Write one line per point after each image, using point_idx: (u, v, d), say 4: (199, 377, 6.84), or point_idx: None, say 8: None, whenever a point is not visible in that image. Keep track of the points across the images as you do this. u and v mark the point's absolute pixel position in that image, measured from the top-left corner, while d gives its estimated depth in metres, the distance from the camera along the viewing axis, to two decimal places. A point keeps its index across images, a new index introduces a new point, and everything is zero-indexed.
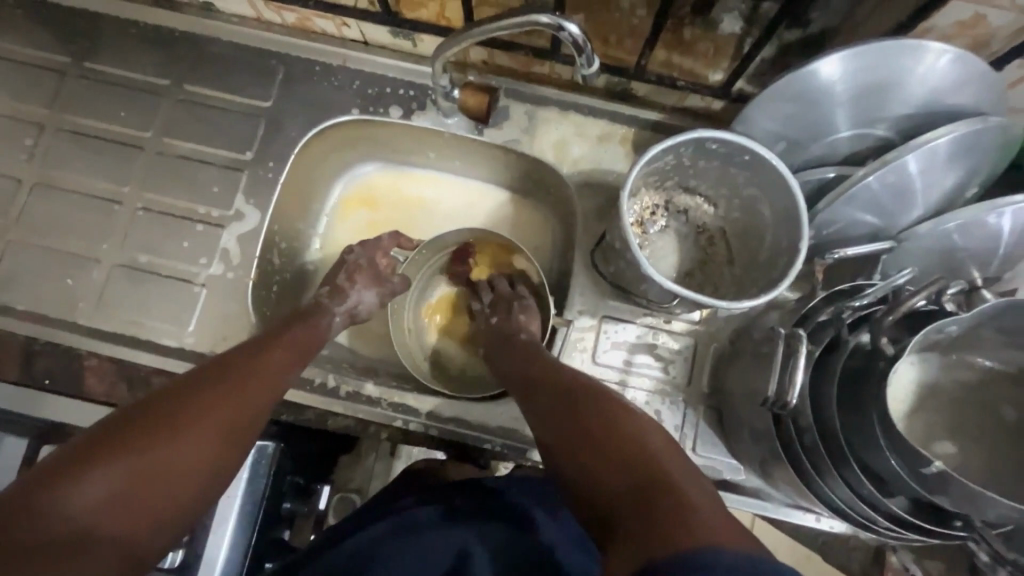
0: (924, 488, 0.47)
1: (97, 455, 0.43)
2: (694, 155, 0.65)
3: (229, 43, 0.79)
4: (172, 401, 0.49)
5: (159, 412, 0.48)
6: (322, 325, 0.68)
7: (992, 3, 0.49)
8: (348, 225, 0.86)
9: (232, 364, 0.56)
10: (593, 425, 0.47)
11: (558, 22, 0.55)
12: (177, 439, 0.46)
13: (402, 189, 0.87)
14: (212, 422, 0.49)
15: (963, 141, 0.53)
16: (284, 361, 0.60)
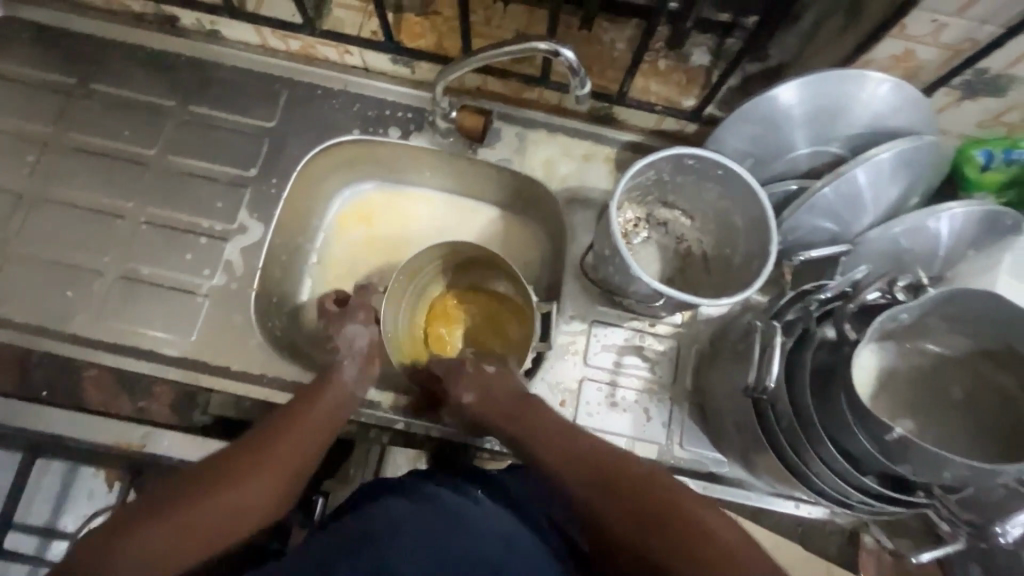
0: (888, 458, 0.53)
1: (143, 517, 0.51)
2: (673, 171, 0.71)
3: (235, 68, 0.83)
4: (215, 471, 0.56)
5: (203, 479, 0.55)
6: (344, 374, 0.68)
7: (920, 40, 0.57)
8: (344, 239, 0.88)
9: (273, 429, 0.61)
10: (664, 515, 0.53)
11: (555, 48, 0.62)
12: (213, 503, 0.54)
13: (396, 206, 0.90)
14: (249, 493, 0.56)
15: (903, 156, 0.61)
16: (320, 426, 0.63)
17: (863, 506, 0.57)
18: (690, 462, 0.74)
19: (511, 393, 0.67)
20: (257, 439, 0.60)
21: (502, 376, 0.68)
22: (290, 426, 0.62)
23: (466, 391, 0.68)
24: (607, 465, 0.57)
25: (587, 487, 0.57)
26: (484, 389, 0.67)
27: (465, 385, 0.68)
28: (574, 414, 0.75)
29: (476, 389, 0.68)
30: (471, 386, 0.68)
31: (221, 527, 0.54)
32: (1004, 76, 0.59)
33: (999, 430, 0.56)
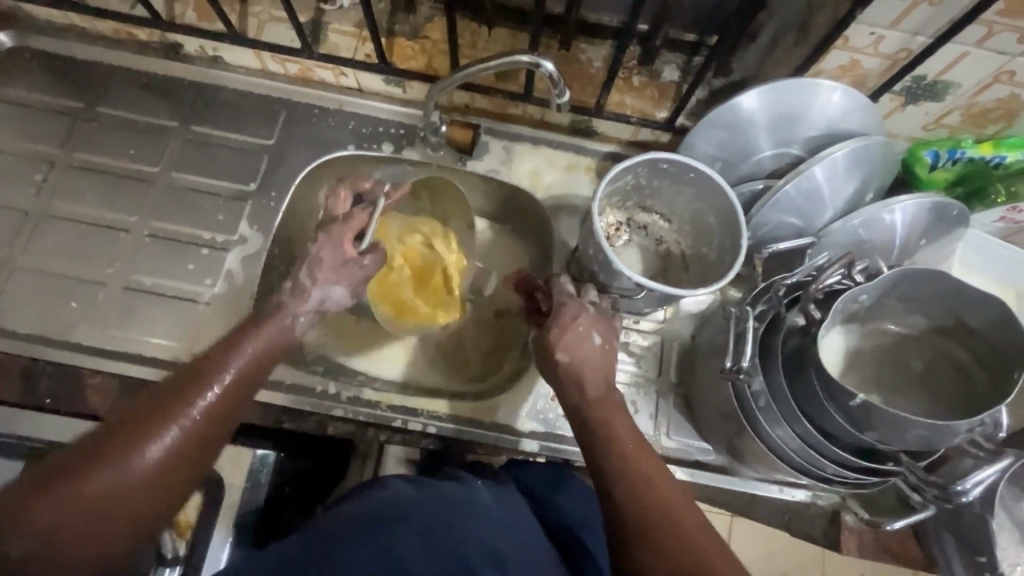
0: (856, 427, 0.57)
1: (42, 486, 0.46)
2: (650, 175, 0.77)
3: (235, 90, 0.88)
4: (122, 426, 0.49)
5: (105, 435, 0.49)
6: (282, 320, 0.62)
7: (863, 50, 0.64)
8: None
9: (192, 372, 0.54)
10: (670, 524, 0.53)
11: (536, 60, 0.67)
12: (115, 461, 0.47)
13: None
14: (172, 444, 0.50)
15: (855, 154, 0.67)
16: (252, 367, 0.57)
17: (837, 477, 0.61)
18: (678, 451, 0.77)
19: (589, 379, 0.62)
20: (175, 383, 0.53)
21: (605, 355, 0.64)
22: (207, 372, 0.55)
23: (562, 350, 0.63)
24: (636, 469, 0.56)
25: (614, 511, 0.55)
26: (581, 356, 0.63)
27: (566, 343, 0.63)
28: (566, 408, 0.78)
29: (571, 352, 0.63)
30: (569, 347, 0.63)
31: (139, 486, 0.48)
32: (940, 81, 0.66)
33: (955, 399, 0.61)
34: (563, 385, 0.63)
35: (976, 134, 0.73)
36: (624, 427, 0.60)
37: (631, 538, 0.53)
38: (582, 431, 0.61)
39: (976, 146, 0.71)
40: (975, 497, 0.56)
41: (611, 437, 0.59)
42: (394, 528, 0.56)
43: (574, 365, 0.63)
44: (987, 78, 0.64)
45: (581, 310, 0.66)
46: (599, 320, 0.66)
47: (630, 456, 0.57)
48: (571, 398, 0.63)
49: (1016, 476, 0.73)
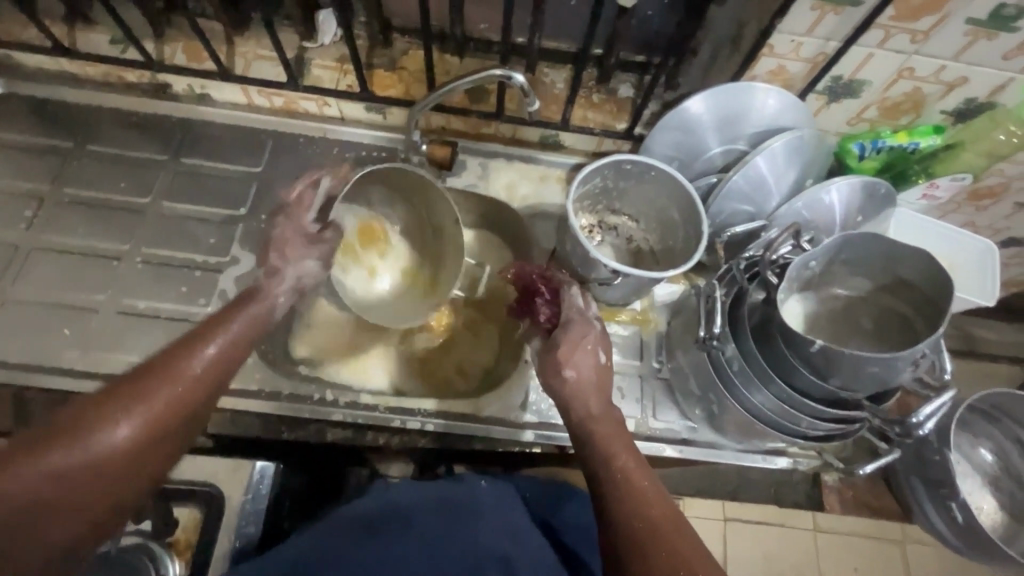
0: (819, 376, 0.62)
1: (37, 446, 0.50)
2: (615, 176, 0.84)
3: (224, 124, 0.93)
4: (116, 392, 0.55)
5: (95, 402, 0.54)
6: (263, 311, 0.69)
7: (787, 57, 0.74)
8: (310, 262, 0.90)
9: (168, 360, 0.59)
10: (656, 536, 0.54)
11: (508, 73, 0.74)
12: (107, 422, 0.53)
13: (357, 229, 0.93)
14: (158, 406, 0.56)
15: (792, 144, 0.77)
16: (226, 353, 0.63)
17: (810, 429, 0.67)
18: (665, 431, 0.81)
19: (587, 401, 0.65)
20: (160, 358, 0.59)
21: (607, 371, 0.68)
22: (188, 351, 0.60)
23: (569, 366, 0.66)
24: (632, 481, 0.58)
25: (610, 534, 0.56)
26: (587, 367, 0.66)
27: (568, 358, 0.66)
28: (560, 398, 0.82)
29: (580, 368, 0.66)
30: (574, 363, 0.66)
31: (113, 459, 0.52)
32: (854, 80, 0.76)
33: (903, 346, 0.68)
34: (567, 399, 0.65)
35: (893, 126, 0.83)
36: (622, 448, 0.61)
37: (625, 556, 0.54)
38: (582, 450, 0.63)
39: (894, 135, 0.82)
40: (930, 429, 0.62)
41: (608, 458, 0.61)
42: (391, 532, 0.60)
43: (580, 381, 0.66)
44: (892, 74, 0.75)
45: (588, 328, 0.69)
46: (602, 337, 0.69)
47: (626, 478, 0.59)
48: (577, 411, 0.65)
49: (967, 424, 0.82)
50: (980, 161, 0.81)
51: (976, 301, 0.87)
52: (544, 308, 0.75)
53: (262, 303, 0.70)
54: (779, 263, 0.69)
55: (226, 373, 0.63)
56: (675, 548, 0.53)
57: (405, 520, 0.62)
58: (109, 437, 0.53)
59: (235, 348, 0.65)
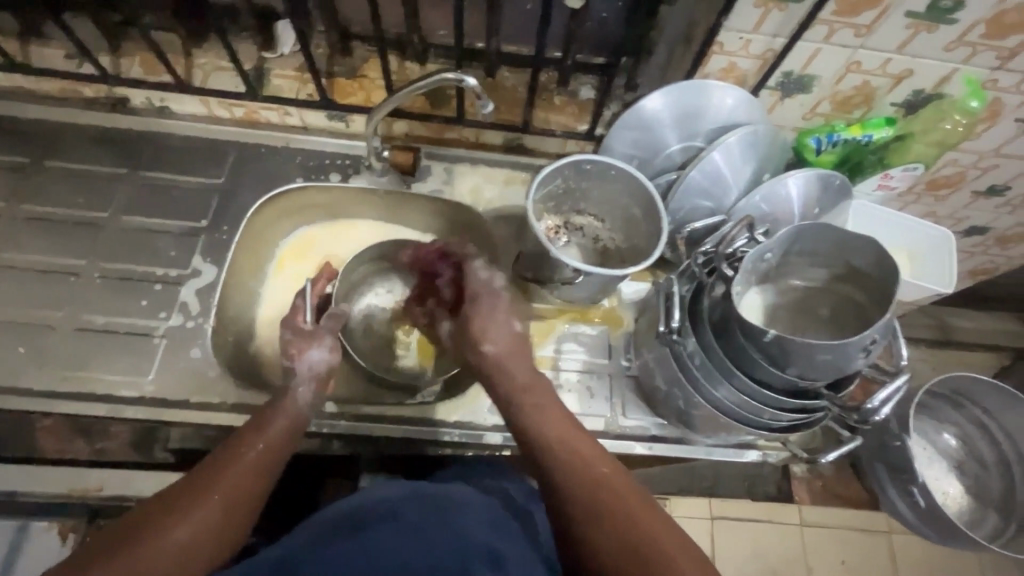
0: (777, 366, 0.63)
1: (99, 560, 0.51)
2: (577, 176, 0.85)
3: (185, 136, 0.92)
4: (171, 501, 0.57)
5: (152, 513, 0.56)
6: (300, 397, 0.72)
7: (737, 54, 0.75)
8: (280, 283, 0.92)
9: (218, 465, 0.62)
10: (623, 519, 0.56)
11: (459, 77, 0.74)
12: (166, 531, 0.55)
13: (320, 245, 0.95)
14: (213, 510, 0.58)
15: (747, 138, 0.78)
16: (272, 452, 0.65)
17: (771, 420, 0.67)
18: (635, 428, 0.82)
19: (512, 374, 0.69)
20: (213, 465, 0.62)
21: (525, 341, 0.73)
22: (236, 453, 0.63)
23: (489, 339, 0.72)
24: (586, 465, 0.60)
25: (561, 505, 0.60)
26: (505, 342, 0.71)
27: (484, 335, 0.72)
28: None
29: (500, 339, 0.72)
30: (493, 338, 0.71)
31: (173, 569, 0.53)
32: (804, 75, 0.78)
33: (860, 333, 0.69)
34: (491, 375, 0.70)
35: (846, 120, 0.85)
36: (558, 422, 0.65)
37: (581, 535, 0.56)
38: (514, 423, 0.67)
39: (847, 128, 0.83)
40: (887, 415, 0.62)
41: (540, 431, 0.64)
42: (380, 525, 0.54)
43: (498, 353, 0.71)
44: (840, 69, 0.76)
45: (497, 300, 0.75)
46: (513, 307, 0.75)
47: (568, 454, 0.62)
48: (503, 384, 0.69)
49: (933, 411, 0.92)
50: (928, 151, 0.84)
51: (934, 290, 0.88)
52: (445, 286, 0.83)
53: (291, 396, 0.71)
54: (735, 255, 0.69)
55: (270, 469, 0.65)
56: (643, 534, 0.55)
57: (391, 512, 0.55)
58: (169, 545, 0.54)
59: (280, 446, 0.67)
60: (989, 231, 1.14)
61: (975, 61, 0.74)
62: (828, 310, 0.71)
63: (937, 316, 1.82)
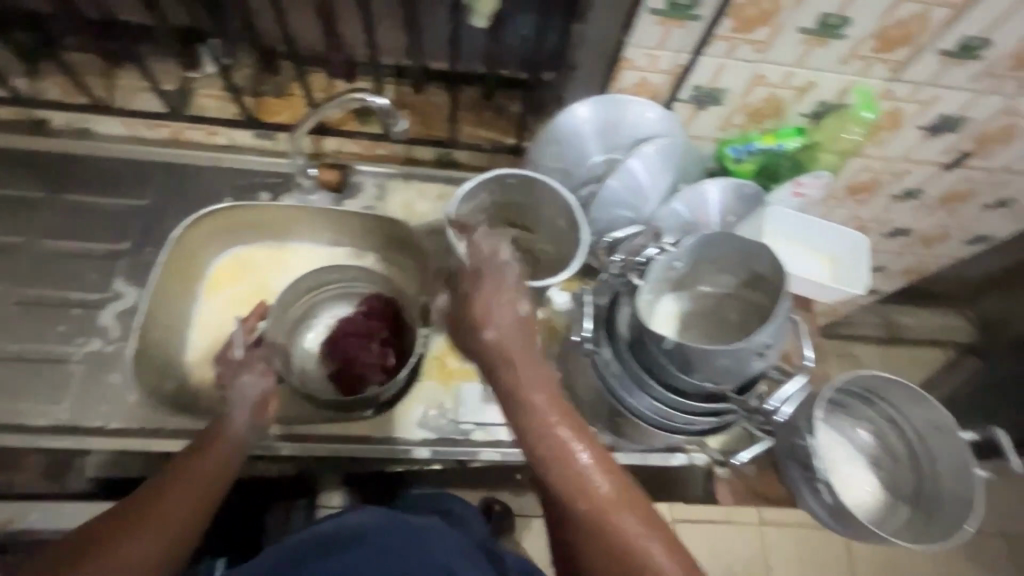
0: (684, 373, 0.64)
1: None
2: (503, 190, 0.86)
3: (108, 157, 0.91)
4: (112, 526, 0.58)
5: (93, 538, 0.56)
6: (236, 421, 0.71)
7: (646, 69, 0.78)
8: (213, 305, 0.90)
9: (161, 487, 0.62)
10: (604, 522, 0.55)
11: (366, 97, 0.78)
12: (106, 558, 0.55)
13: (254, 267, 0.94)
14: (151, 537, 0.58)
15: (663, 150, 0.81)
16: (213, 477, 0.65)
17: (683, 424, 0.69)
18: None
19: (515, 364, 0.63)
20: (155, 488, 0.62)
21: (529, 326, 0.67)
22: (177, 478, 0.63)
23: (489, 324, 0.66)
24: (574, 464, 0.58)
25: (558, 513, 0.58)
26: (505, 330, 0.65)
27: (482, 322, 0.66)
28: (456, 413, 0.82)
29: (500, 324, 0.66)
30: (494, 322, 0.66)
31: None
32: (714, 89, 0.81)
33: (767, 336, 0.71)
34: (488, 361, 0.66)
35: (761, 130, 0.88)
36: (558, 425, 0.60)
37: (566, 531, 0.57)
38: (507, 414, 0.63)
39: (762, 138, 0.86)
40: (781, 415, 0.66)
41: (538, 432, 0.60)
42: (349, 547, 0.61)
43: (500, 340, 0.65)
44: (747, 83, 0.79)
45: (502, 282, 0.68)
46: (520, 288, 0.68)
47: (569, 463, 0.58)
48: (502, 372, 0.64)
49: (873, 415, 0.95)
50: (835, 159, 0.88)
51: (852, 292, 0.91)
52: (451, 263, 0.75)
53: (227, 422, 0.70)
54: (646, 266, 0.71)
55: (214, 494, 0.65)
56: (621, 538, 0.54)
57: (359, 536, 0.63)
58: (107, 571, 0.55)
59: (220, 471, 0.66)
60: (912, 232, 1.19)
61: (870, 73, 0.77)
62: (742, 315, 0.73)
63: (887, 313, 1.83)
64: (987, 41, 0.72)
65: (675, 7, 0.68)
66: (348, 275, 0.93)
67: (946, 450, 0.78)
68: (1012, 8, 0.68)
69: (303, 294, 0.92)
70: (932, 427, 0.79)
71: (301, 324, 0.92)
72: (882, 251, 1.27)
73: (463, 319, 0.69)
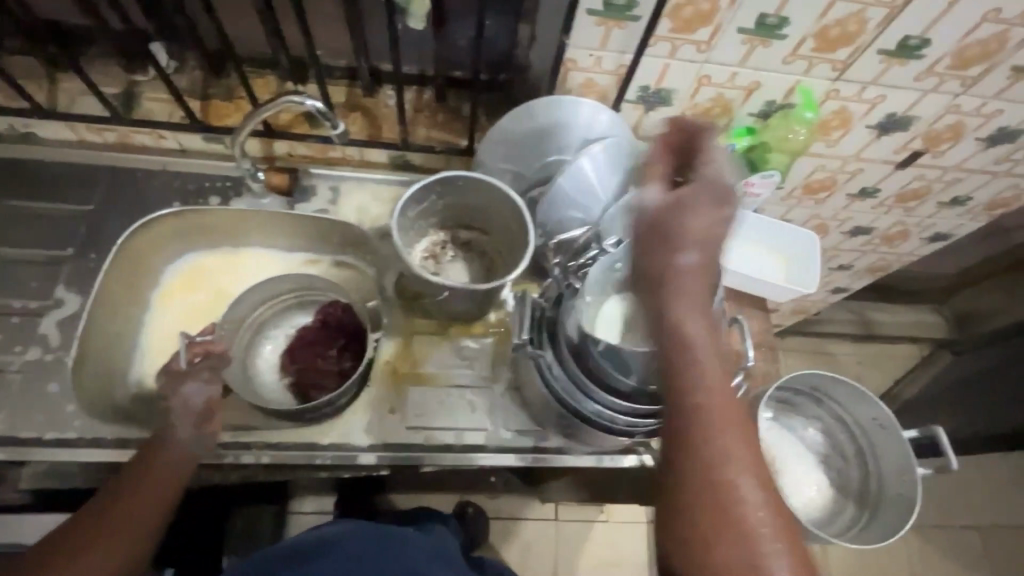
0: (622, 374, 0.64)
1: None
2: (452, 193, 0.86)
3: (52, 162, 0.89)
4: (67, 542, 0.62)
5: (50, 552, 0.62)
6: (179, 434, 0.70)
7: (591, 70, 0.78)
8: (170, 314, 0.90)
9: (108, 504, 0.65)
10: (733, 515, 0.46)
11: (302, 99, 0.76)
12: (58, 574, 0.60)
13: (212, 275, 0.93)
14: (101, 553, 0.63)
15: (612, 151, 0.80)
16: (160, 492, 0.67)
17: (625, 425, 0.69)
18: (517, 440, 0.81)
19: (688, 314, 0.51)
20: (104, 504, 0.65)
21: (708, 263, 0.53)
22: (124, 493, 0.66)
23: (683, 250, 0.53)
24: (724, 434, 0.48)
25: (676, 502, 0.47)
26: (708, 254, 0.53)
27: (691, 237, 0.53)
28: (405, 417, 0.81)
29: (705, 254, 0.53)
30: (700, 242, 0.53)
31: None
32: (661, 89, 0.80)
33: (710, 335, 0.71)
34: (664, 283, 0.53)
35: (712, 130, 0.88)
36: (716, 405, 0.48)
37: (687, 498, 0.47)
38: (664, 346, 0.51)
39: None
40: None
41: (696, 405, 0.48)
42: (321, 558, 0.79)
43: (702, 265, 0.53)
44: (693, 83, 0.79)
45: (720, 210, 0.54)
46: (725, 217, 0.54)
47: (724, 455, 0.47)
48: (677, 301, 0.52)
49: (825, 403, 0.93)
50: (785, 159, 0.88)
51: (801, 290, 0.92)
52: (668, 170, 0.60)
53: (167, 436, 0.70)
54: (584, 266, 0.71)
55: (162, 507, 0.68)
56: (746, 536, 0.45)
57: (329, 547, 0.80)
58: None
59: (168, 485, 0.68)
60: (873, 231, 1.20)
61: (814, 72, 0.78)
62: None
63: (860, 310, 1.83)
64: (927, 40, 0.73)
65: (612, 8, 0.68)
66: (303, 283, 0.92)
67: (888, 446, 0.79)
68: (948, 8, 0.68)
69: (260, 302, 0.92)
70: (875, 424, 0.80)
71: (259, 330, 0.93)
72: (846, 249, 1.28)
73: (646, 233, 0.55)
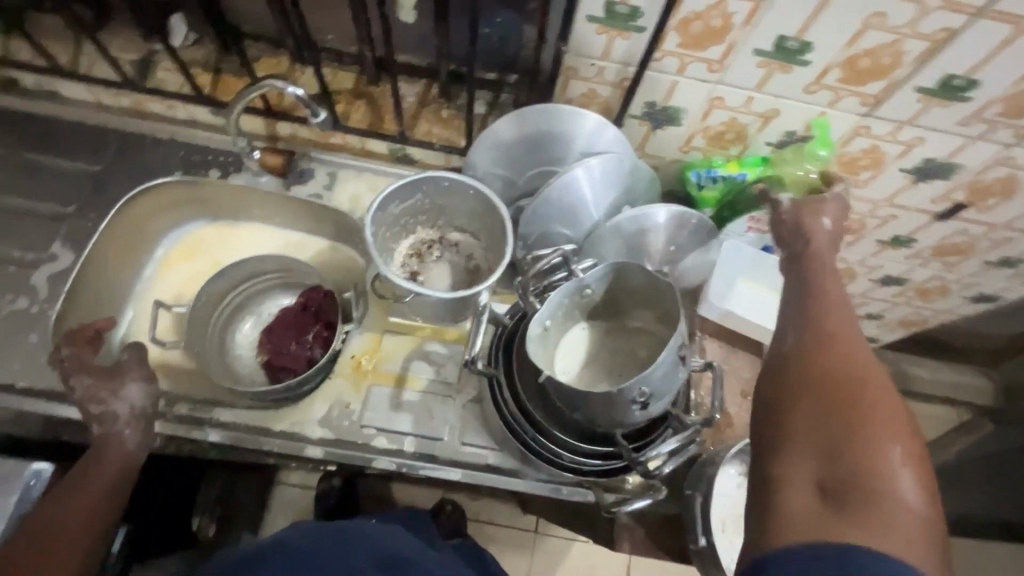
0: (569, 409, 0.59)
1: None
2: (438, 192, 0.84)
3: (70, 121, 0.93)
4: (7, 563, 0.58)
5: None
6: (127, 438, 0.69)
7: (594, 80, 0.74)
8: (164, 280, 0.94)
9: (53, 516, 0.61)
10: (863, 413, 0.45)
11: (283, 85, 0.76)
12: None
13: (210, 246, 0.97)
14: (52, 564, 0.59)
15: (607, 167, 0.75)
16: (107, 499, 0.65)
17: (568, 460, 0.66)
18: (470, 455, 0.78)
19: (824, 272, 0.57)
20: (46, 519, 0.61)
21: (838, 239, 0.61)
22: (67, 505, 0.62)
23: (824, 216, 0.62)
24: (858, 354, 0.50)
25: (797, 355, 0.50)
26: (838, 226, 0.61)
27: (828, 204, 0.62)
28: (361, 415, 0.80)
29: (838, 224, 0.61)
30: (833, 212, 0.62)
31: None
32: (670, 107, 0.75)
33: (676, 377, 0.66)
34: (803, 240, 0.60)
35: (726, 155, 0.82)
36: (850, 337, 0.51)
37: (809, 392, 0.47)
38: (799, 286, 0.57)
39: (726, 165, 0.80)
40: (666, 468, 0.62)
41: (827, 295, 0.54)
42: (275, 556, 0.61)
43: (831, 234, 0.61)
44: (704, 104, 0.73)
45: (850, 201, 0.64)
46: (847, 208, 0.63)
47: (854, 356, 0.49)
48: (815, 255, 0.59)
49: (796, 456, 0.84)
50: None
51: None
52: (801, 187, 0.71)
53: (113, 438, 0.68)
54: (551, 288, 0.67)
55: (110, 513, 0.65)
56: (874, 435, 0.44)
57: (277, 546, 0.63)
58: None
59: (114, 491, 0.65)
60: (907, 282, 1.09)
61: (841, 105, 0.70)
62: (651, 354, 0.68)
63: (895, 363, 1.68)
64: (975, 82, 0.64)
65: (614, 16, 0.64)
66: (287, 266, 0.92)
67: None
68: (999, 47, 0.60)
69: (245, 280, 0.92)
70: None
71: (242, 307, 0.94)
72: (876, 297, 1.17)
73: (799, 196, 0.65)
